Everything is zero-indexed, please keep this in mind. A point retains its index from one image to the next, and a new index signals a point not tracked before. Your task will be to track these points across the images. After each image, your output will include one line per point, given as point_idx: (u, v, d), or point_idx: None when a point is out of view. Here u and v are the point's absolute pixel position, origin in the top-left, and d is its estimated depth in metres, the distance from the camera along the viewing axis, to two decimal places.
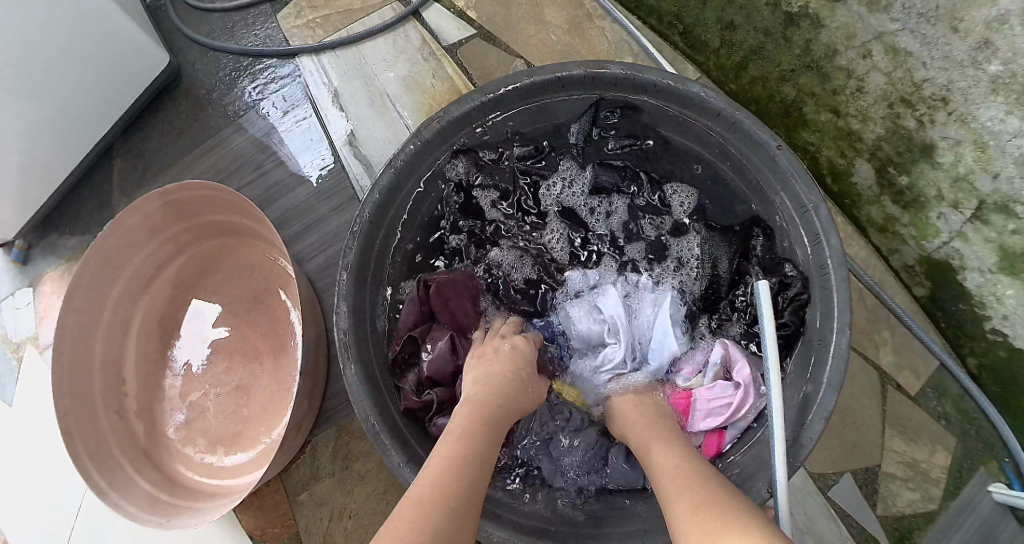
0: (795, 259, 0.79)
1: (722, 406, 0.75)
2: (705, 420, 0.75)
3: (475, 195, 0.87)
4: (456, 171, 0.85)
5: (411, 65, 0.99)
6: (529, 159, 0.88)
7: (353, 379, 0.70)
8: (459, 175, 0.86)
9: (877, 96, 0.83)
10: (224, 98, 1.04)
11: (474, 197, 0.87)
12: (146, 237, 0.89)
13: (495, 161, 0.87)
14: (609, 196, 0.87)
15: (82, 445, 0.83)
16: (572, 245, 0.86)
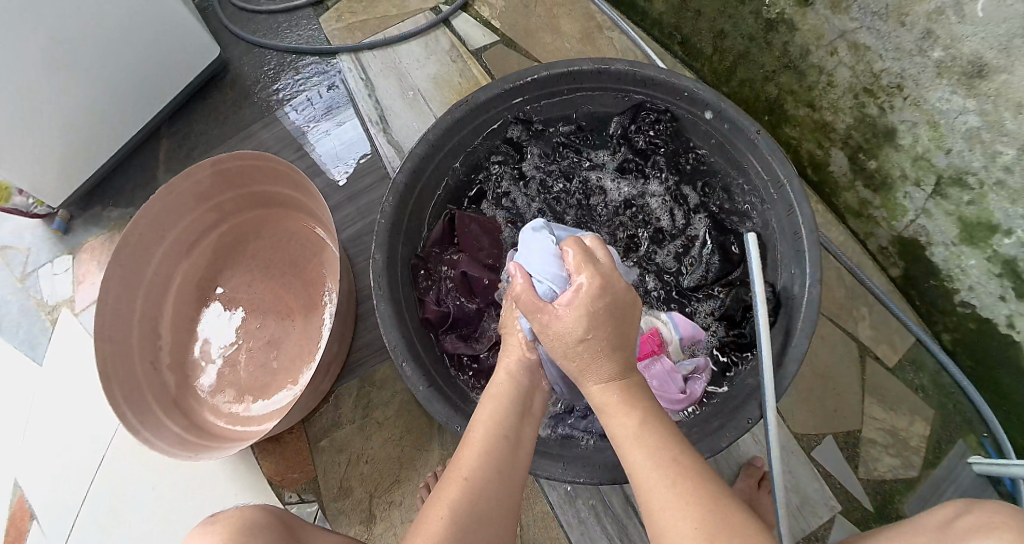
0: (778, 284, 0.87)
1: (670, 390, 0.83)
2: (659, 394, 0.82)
3: (517, 158, 0.99)
4: (507, 135, 0.96)
5: (441, 65, 1.12)
6: (576, 137, 0.99)
7: (387, 321, 0.78)
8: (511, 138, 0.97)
9: (845, 88, 0.93)
10: (265, 90, 1.16)
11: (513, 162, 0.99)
12: (193, 202, 0.98)
13: (546, 132, 0.98)
14: (636, 178, 0.98)
15: (117, 385, 0.89)
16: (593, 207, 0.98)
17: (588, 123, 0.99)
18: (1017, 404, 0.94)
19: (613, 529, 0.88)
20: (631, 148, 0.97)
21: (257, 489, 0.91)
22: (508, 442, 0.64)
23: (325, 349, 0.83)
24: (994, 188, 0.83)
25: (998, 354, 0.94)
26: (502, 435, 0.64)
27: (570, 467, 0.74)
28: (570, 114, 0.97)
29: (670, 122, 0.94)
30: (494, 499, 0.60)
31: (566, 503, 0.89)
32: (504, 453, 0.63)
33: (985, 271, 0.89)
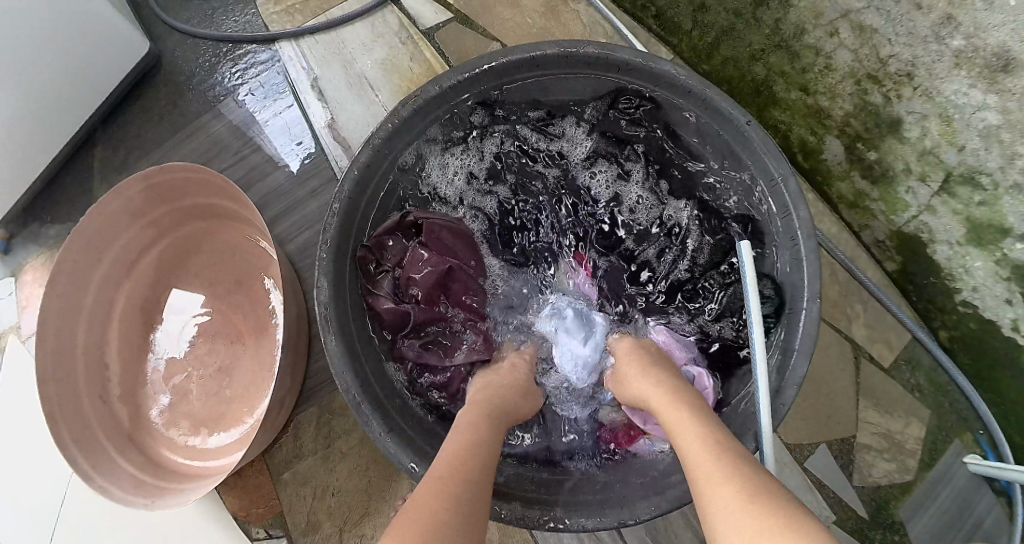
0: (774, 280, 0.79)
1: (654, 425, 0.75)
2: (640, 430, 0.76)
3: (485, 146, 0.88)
4: (467, 122, 0.86)
5: (390, 48, 1.00)
6: (545, 124, 0.88)
7: (336, 360, 0.71)
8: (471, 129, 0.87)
9: (845, 72, 0.83)
10: (202, 83, 1.04)
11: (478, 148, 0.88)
12: (128, 222, 0.89)
13: (512, 120, 0.88)
14: (616, 166, 0.87)
15: (67, 430, 0.84)
16: (569, 204, 0.88)
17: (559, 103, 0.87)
18: (1016, 403, 0.89)
19: None
20: (607, 133, 0.87)
21: (223, 525, 0.87)
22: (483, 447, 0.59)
23: (276, 387, 0.77)
24: (1009, 191, 0.75)
25: (1000, 356, 0.88)
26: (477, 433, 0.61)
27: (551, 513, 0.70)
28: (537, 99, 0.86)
29: (653, 108, 0.84)
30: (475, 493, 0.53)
31: (546, 530, 0.85)
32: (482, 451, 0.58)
33: (992, 274, 0.82)
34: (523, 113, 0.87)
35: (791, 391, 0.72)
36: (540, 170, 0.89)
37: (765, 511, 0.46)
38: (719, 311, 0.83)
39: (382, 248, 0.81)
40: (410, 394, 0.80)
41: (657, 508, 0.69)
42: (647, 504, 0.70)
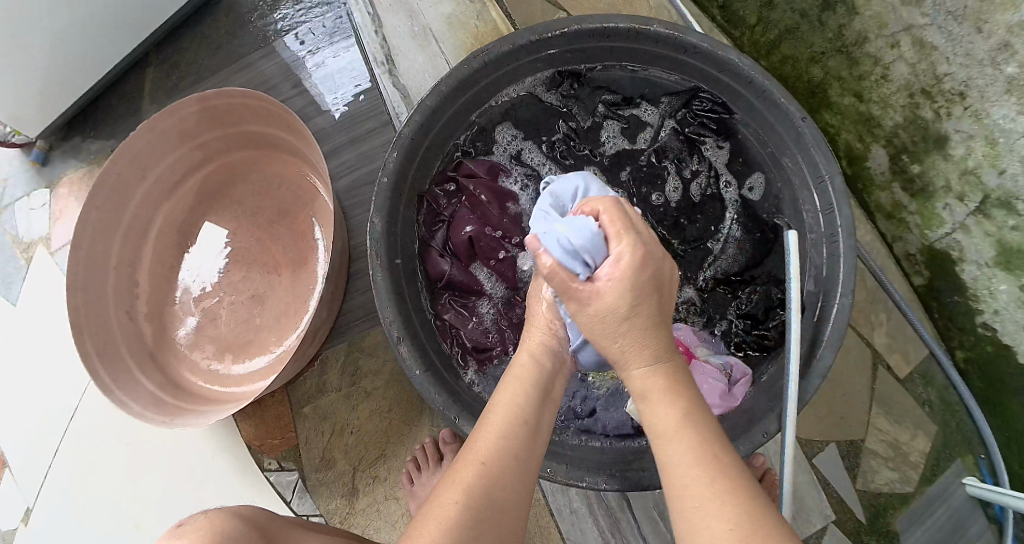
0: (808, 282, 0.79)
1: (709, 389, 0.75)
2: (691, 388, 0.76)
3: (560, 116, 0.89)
4: (552, 87, 0.87)
5: (457, 4, 1.01)
6: (618, 109, 0.89)
7: (382, 298, 0.72)
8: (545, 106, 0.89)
9: (899, 85, 0.86)
10: (262, 19, 1.05)
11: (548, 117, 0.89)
12: (178, 141, 0.90)
13: (585, 97, 0.88)
14: (675, 159, 0.88)
15: (90, 340, 0.84)
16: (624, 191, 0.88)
17: (637, 86, 0.87)
18: (1021, 428, 0.92)
19: (604, 522, 0.85)
20: (676, 130, 0.88)
21: (238, 451, 0.88)
22: (523, 437, 0.56)
23: (313, 317, 0.78)
24: None
25: (1011, 379, 0.91)
26: (513, 438, 0.56)
27: (571, 468, 0.70)
28: (612, 75, 0.86)
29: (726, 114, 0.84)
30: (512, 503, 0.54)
31: (558, 491, 0.85)
32: (524, 421, 0.57)
33: (1015, 298, 0.85)
34: (598, 92, 0.88)
35: (818, 382, 0.71)
36: (604, 155, 0.90)
37: (737, 505, 0.46)
38: (747, 310, 0.82)
39: (441, 202, 0.84)
40: (440, 337, 0.81)
41: None
42: None
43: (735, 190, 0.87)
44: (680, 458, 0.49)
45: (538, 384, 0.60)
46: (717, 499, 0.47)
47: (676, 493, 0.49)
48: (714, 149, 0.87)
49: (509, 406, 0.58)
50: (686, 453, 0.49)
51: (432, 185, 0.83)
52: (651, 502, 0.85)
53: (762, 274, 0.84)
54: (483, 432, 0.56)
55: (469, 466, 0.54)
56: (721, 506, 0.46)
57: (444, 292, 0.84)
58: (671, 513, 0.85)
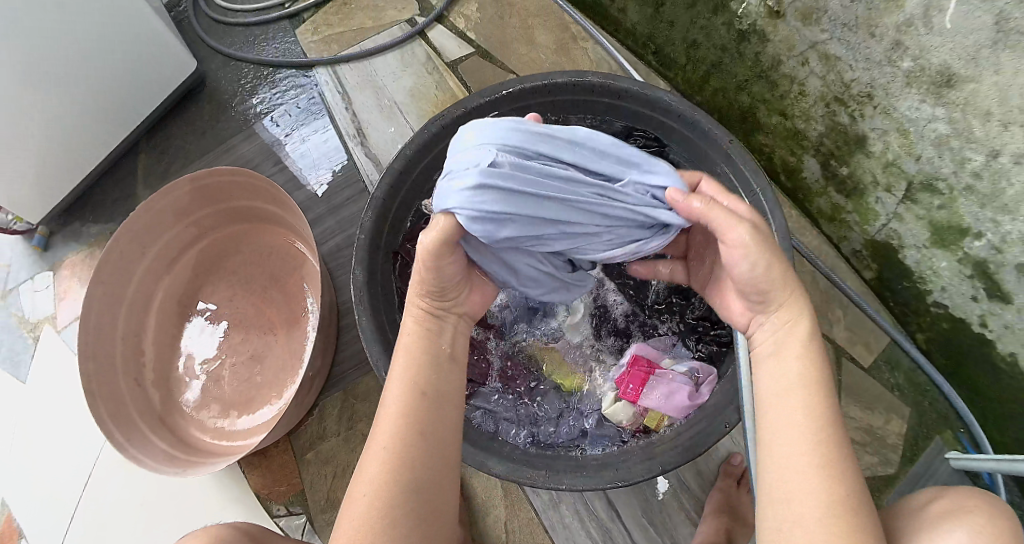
0: None
1: (677, 393, 0.78)
2: (658, 395, 0.78)
3: None
4: None
5: (417, 77, 1.12)
6: None
7: (370, 335, 0.79)
8: None
9: (816, 96, 0.94)
10: (243, 104, 1.16)
11: None
12: (174, 219, 0.98)
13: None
14: None
15: (103, 404, 0.89)
16: None
17: None
18: (991, 401, 0.96)
19: (597, 533, 0.88)
20: None
21: (246, 502, 0.92)
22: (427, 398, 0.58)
23: (308, 367, 0.84)
24: (963, 193, 0.83)
25: (971, 352, 0.95)
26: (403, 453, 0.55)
27: (551, 473, 0.73)
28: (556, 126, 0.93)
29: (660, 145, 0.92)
30: (430, 515, 0.54)
31: (550, 508, 0.89)
32: (429, 382, 0.60)
33: (957, 273, 0.90)
34: None
35: None
36: None
37: (835, 492, 0.49)
38: (703, 312, 0.85)
39: (414, 255, 0.88)
40: None
41: (648, 469, 0.73)
42: (640, 466, 0.73)
43: None
44: (798, 434, 0.51)
45: (433, 347, 0.62)
46: (822, 483, 0.49)
47: (774, 459, 0.51)
48: None
49: (395, 418, 0.57)
50: (798, 429, 0.51)
51: (405, 241, 0.88)
52: (640, 509, 0.89)
53: None
54: (371, 452, 0.56)
55: (377, 441, 0.56)
56: (824, 485, 0.49)
57: None
58: (661, 518, 0.88)
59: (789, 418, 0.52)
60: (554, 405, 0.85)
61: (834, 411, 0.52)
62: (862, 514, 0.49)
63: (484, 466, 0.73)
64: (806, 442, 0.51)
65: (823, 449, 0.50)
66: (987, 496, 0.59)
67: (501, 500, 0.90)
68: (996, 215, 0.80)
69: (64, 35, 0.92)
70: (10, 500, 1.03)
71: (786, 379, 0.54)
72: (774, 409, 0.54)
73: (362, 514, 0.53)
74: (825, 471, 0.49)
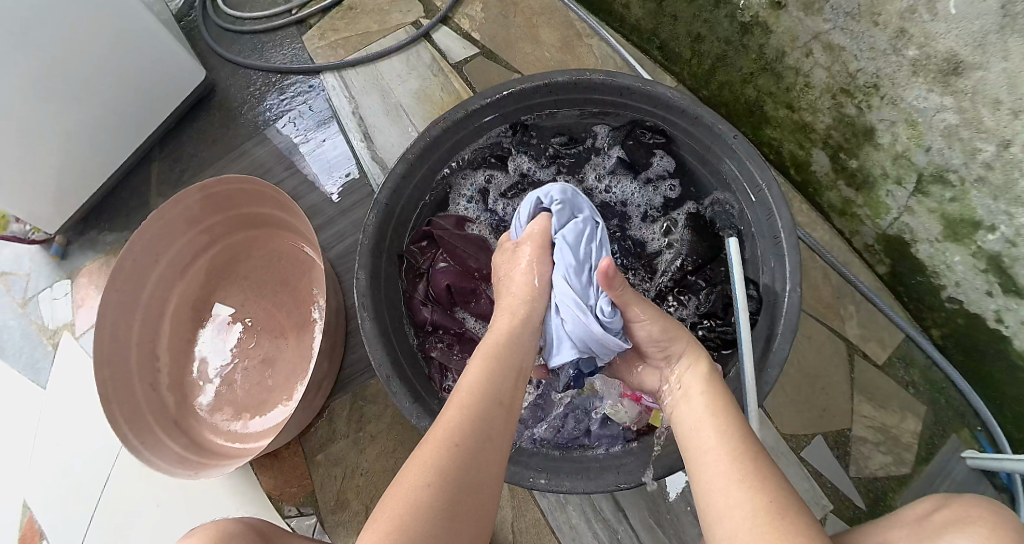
0: (758, 283, 0.84)
1: None
2: None
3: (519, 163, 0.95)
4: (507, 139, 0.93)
5: (422, 80, 1.13)
6: (568, 148, 0.96)
7: (371, 342, 0.78)
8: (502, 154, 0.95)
9: (822, 89, 0.92)
10: (252, 110, 1.18)
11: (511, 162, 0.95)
12: (185, 227, 1.00)
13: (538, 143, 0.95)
14: (628, 185, 0.94)
15: (118, 409, 0.91)
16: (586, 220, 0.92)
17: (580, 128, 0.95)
18: (1011, 398, 0.93)
19: (605, 534, 0.88)
20: (622, 159, 0.93)
21: (257, 504, 0.94)
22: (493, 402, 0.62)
23: (315, 370, 0.85)
24: (975, 184, 0.81)
25: (988, 348, 0.92)
26: (459, 450, 0.58)
27: (552, 476, 0.73)
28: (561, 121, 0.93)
29: (665, 142, 0.90)
30: (468, 520, 0.55)
31: (556, 509, 0.89)
32: (495, 386, 0.64)
33: (971, 267, 0.88)
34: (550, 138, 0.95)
35: (775, 374, 0.75)
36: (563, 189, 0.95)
37: (760, 505, 0.53)
38: (706, 309, 0.87)
39: (419, 257, 0.90)
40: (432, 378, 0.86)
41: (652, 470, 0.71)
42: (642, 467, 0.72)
43: (685, 206, 0.92)
44: (720, 463, 0.57)
45: (501, 357, 0.67)
46: (748, 500, 0.53)
47: (708, 499, 0.56)
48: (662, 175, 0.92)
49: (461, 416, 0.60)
50: (716, 460, 0.57)
51: (409, 243, 0.89)
52: (647, 510, 0.88)
53: (718, 272, 0.88)
54: (428, 443, 0.58)
55: (439, 431, 0.59)
56: (748, 497, 0.54)
57: (431, 336, 0.89)
58: (669, 520, 0.87)
59: (713, 450, 0.58)
60: (559, 400, 0.85)
61: (744, 431, 0.59)
62: (792, 513, 0.52)
63: None
64: (728, 470, 0.56)
65: (745, 471, 0.55)
66: (998, 507, 0.57)
67: (509, 501, 0.90)
68: (1009, 206, 0.78)
69: (76, 47, 0.94)
70: (32, 503, 1.06)
71: (699, 419, 0.62)
72: (703, 444, 0.59)
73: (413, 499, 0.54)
74: (746, 488, 0.54)
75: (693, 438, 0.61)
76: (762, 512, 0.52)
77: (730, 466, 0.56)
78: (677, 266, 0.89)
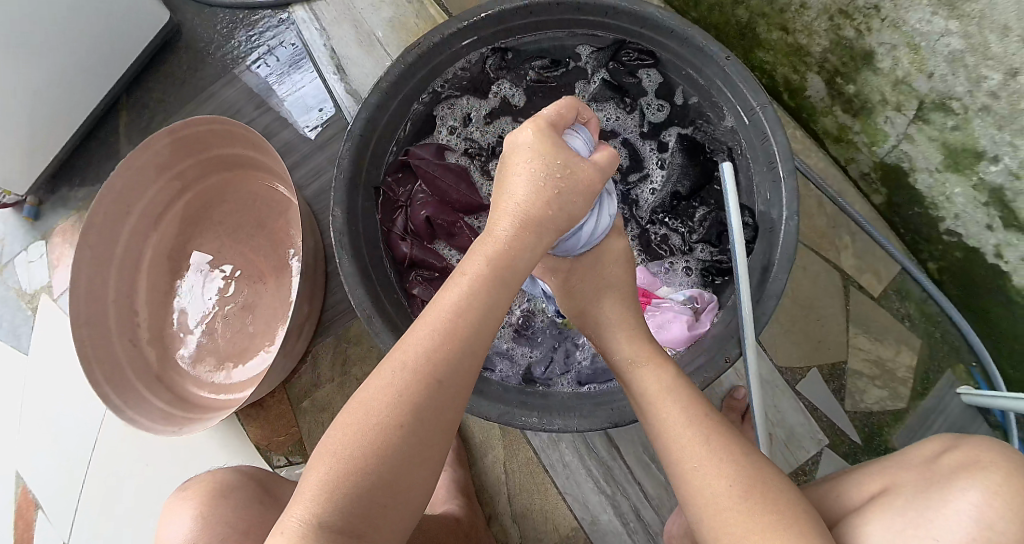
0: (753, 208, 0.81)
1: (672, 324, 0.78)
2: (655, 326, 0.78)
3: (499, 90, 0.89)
4: (484, 65, 0.87)
5: (397, 7, 1.06)
6: (550, 72, 0.89)
7: (351, 279, 0.74)
8: (483, 80, 0.88)
9: (819, 10, 0.87)
10: (220, 49, 1.11)
11: (496, 88, 0.89)
12: (155, 174, 0.95)
13: (518, 68, 0.89)
14: (614, 111, 0.89)
15: (97, 367, 0.89)
16: None
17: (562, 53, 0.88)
18: (1007, 333, 0.92)
19: (597, 472, 0.86)
20: (607, 82, 0.88)
21: (247, 454, 0.93)
22: (485, 322, 0.52)
23: (295, 313, 0.82)
24: (979, 113, 0.78)
25: (985, 282, 0.91)
26: (415, 397, 0.49)
27: (543, 414, 0.70)
28: (538, 45, 0.87)
29: (653, 64, 0.85)
30: (420, 460, 0.49)
31: (549, 447, 0.87)
32: (491, 306, 0.53)
33: (971, 200, 0.85)
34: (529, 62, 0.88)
35: (771, 304, 0.72)
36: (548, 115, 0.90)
37: (735, 485, 0.52)
38: (700, 235, 0.84)
39: (396, 190, 0.85)
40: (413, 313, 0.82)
41: None
42: None
43: (673, 130, 0.87)
44: (690, 450, 0.54)
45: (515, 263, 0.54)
46: (727, 490, 0.52)
47: (685, 481, 0.54)
48: (650, 101, 0.88)
49: (422, 352, 0.50)
50: (686, 447, 0.55)
51: (386, 175, 0.83)
52: (640, 447, 0.86)
53: (709, 198, 0.85)
54: (410, 346, 0.51)
55: (420, 336, 0.51)
56: (720, 480, 0.52)
57: (411, 276, 0.85)
58: (663, 456, 0.86)
59: (679, 433, 0.55)
60: (547, 335, 0.82)
61: (700, 408, 0.57)
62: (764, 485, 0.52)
63: (473, 409, 0.70)
64: (699, 454, 0.54)
65: (711, 459, 0.53)
66: (1004, 449, 0.55)
67: (500, 440, 0.89)
68: (1014, 137, 0.75)
69: None
70: (21, 474, 1.05)
71: (661, 396, 0.58)
72: (670, 423, 0.56)
73: (353, 455, 0.47)
74: (716, 472, 0.52)
75: (657, 414, 0.58)
76: (741, 495, 0.51)
77: (693, 454, 0.54)
78: (668, 193, 0.86)
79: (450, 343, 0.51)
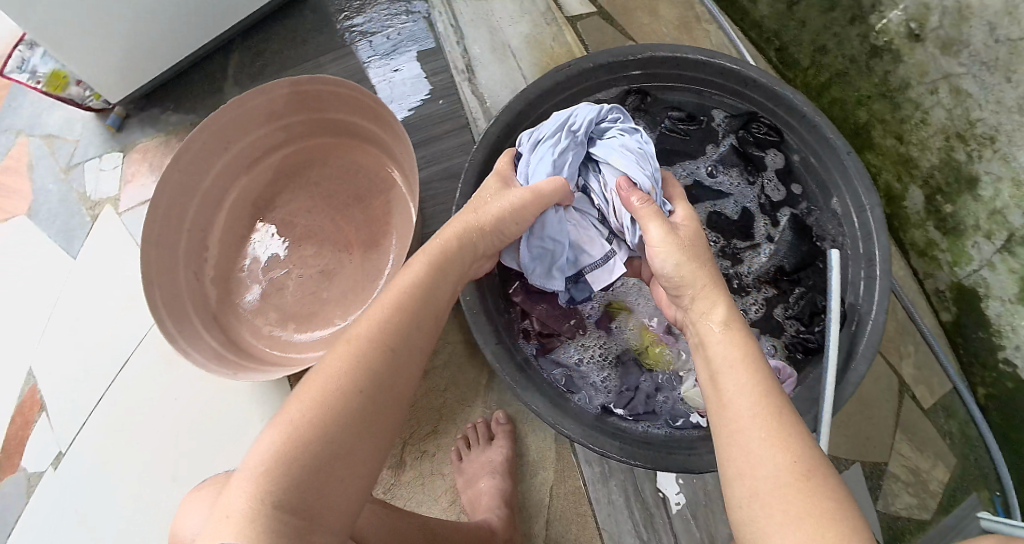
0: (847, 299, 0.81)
1: None
2: None
3: None
4: (622, 101, 0.90)
5: (535, 25, 1.09)
6: (685, 124, 0.90)
7: None
8: None
9: (938, 128, 0.91)
10: (347, 20, 1.12)
11: None
12: (264, 119, 0.95)
13: (655, 113, 0.90)
14: (737, 174, 0.89)
15: (159, 290, 0.88)
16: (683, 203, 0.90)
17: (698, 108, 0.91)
18: None
19: (639, 517, 0.86)
20: (735, 147, 0.89)
21: None
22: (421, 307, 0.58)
23: None
24: None
25: None
26: (358, 367, 0.52)
27: (623, 445, 0.72)
28: (677, 97, 0.89)
29: (777, 142, 0.87)
30: (371, 435, 0.51)
31: (598, 481, 0.87)
32: (420, 293, 0.58)
33: None
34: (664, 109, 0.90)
35: (850, 391, 0.75)
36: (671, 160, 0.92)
37: (799, 470, 0.46)
38: (794, 312, 0.85)
39: None
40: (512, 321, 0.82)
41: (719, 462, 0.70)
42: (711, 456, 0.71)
43: (789, 208, 0.88)
44: (754, 425, 0.49)
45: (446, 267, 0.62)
46: (790, 467, 0.46)
47: (729, 453, 0.49)
48: (770, 175, 0.89)
49: (367, 329, 0.54)
50: (748, 420, 0.49)
51: None
52: (688, 503, 0.87)
53: (811, 279, 0.85)
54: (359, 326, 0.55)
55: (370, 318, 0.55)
56: (781, 458, 0.47)
57: (516, 283, 0.83)
58: (703, 514, 0.86)
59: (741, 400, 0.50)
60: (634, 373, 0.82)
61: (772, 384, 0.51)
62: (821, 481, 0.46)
63: (555, 424, 0.72)
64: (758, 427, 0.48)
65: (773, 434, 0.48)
66: None
67: (552, 464, 0.89)
68: None
69: None
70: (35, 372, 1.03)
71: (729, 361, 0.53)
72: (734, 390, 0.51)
73: (295, 418, 0.49)
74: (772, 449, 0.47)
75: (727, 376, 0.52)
76: (796, 478, 0.46)
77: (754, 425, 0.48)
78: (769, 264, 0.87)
79: (382, 316, 0.55)
